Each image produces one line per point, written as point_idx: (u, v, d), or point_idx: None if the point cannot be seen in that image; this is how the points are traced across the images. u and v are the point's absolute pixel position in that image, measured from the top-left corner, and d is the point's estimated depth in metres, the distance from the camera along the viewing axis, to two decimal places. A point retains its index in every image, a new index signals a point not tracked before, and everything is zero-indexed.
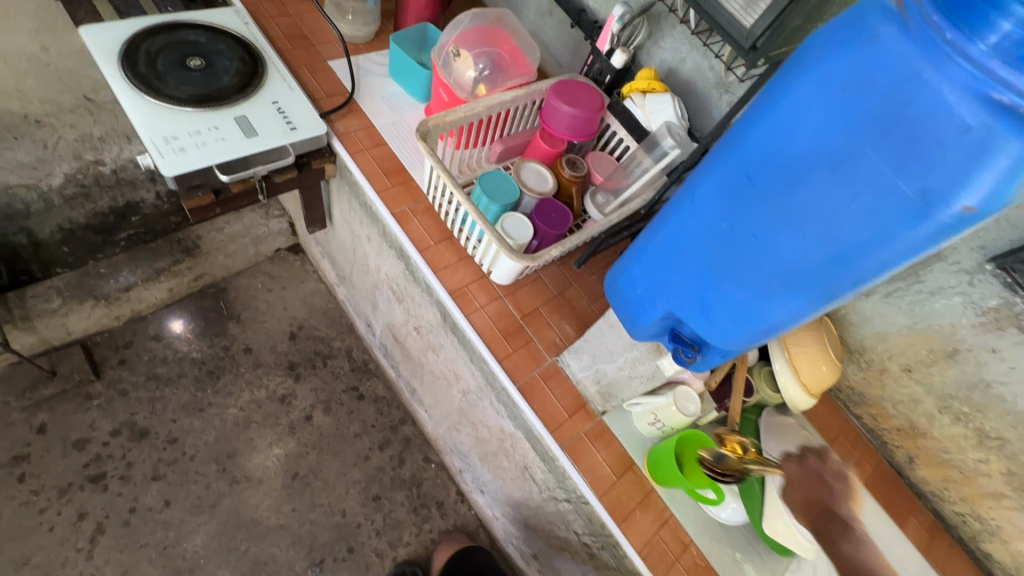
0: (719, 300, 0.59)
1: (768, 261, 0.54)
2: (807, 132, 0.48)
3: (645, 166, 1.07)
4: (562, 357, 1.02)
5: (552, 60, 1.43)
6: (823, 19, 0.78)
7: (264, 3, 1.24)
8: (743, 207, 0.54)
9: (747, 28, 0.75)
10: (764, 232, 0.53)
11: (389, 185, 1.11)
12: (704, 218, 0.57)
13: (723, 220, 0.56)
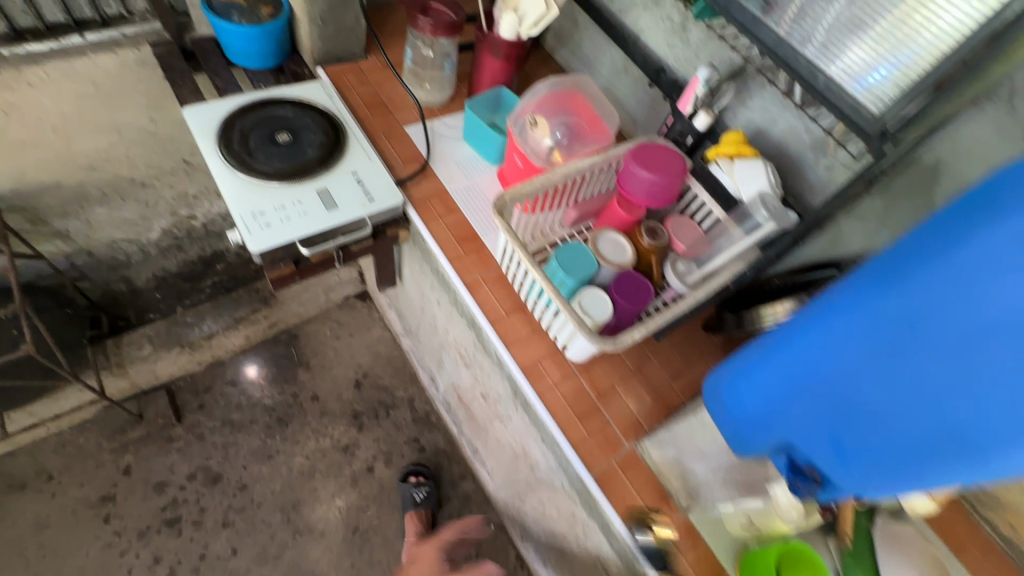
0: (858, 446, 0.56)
1: (925, 420, 0.49)
2: (982, 295, 0.42)
3: (734, 237, 1.00)
4: (642, 444, 0.94)
5: (626, 116, 1.39)
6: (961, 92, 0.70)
7: (347, 73, 1.29)
8: (896, 358, 0.49)
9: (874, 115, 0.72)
10: (926, 388, 0.48)
11: (462, 252, 1.09)
12: (846, 358, 0.54)
13: (871, 365, 0.52)
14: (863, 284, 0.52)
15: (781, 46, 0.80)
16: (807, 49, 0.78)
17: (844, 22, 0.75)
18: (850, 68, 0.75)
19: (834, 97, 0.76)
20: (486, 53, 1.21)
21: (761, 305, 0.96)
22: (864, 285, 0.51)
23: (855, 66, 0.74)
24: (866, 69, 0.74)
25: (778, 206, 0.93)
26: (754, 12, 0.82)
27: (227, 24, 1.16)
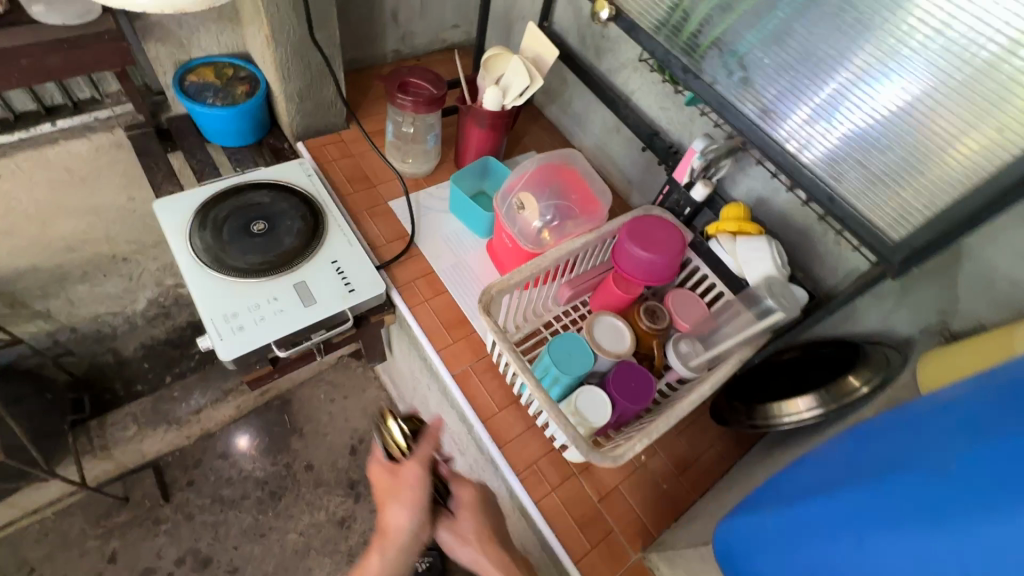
0: None
1: None
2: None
3: (741, 321, 0.92)
4: (650, 557, 0.86)
5: (620, 174, 1.33)
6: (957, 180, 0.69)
7: (329, 146, 1.24)
8: None
9: (893, 242, 0.74)
10: None
11: (451, 340, 1.03)
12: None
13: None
14: (916, 499, 0.43)
15: (790, 163, 0.80)
16: (812, 163, 0.79)
17: (846, 135, 0.75)
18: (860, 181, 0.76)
19: (850, 218, 0.76)
20: (470, 124, 1.16)
21: (775, 400, 0.88)
22: (913, 498, 0.43)
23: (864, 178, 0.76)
24: (875, 189, 0.75)
25: (788, 292, 0.88)
26: (757, 125, 0.82)
27: (202, 106, 1.12)
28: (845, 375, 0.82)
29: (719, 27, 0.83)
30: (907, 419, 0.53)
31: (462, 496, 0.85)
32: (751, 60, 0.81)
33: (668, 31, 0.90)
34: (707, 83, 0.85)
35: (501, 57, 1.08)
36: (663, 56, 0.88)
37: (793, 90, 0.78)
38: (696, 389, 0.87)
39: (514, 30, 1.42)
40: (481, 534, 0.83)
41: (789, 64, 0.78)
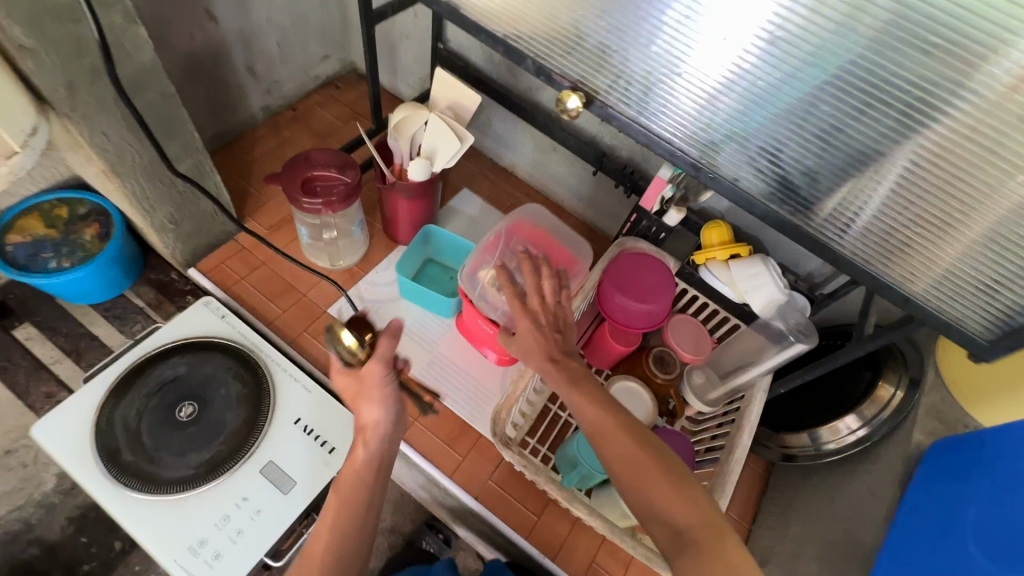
0: None
1: None
2: None
3: (760, 351, 0.88)
4: None
5: (566, 192, 1.20)
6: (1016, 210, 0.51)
7: (230, 260, 1.00)
8: None
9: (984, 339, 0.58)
10: None
11: (461, 456, 0.91)
12: None
13: None
14: None
15: (855, 268, 0.61)
16: (864, 250, 0.61)
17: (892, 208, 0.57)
18: (928, 261, 0.58)
19: (933, 319, 0.60)
20: (394, 198, 0.97)
21: (808, 423, 0.87)
22: None
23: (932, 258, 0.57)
24: (942, 273, 0.58)
25: (803, 321, 0.83)
26: (803, 228, 0.63)
27: (53, 275, 0.86)
28: (874, 386, 0.81)
29: (717, 104, 0.60)
30: (1003, 514, 0.53)
31: (522, 331, 0.69)
32: (757, 143, 0.60)
33: (651, 111, 0.65)
34: (722, 176, 0.63)
35: (415, 116, 0.89)
36: (658, 149, 0.65)
37: (836, 179, 0.58)
38: (738, 445, 0.84)
39: (400, 53, 1.19)
40: (537, 356, 0.68)
41: (817, 149, 0.57)
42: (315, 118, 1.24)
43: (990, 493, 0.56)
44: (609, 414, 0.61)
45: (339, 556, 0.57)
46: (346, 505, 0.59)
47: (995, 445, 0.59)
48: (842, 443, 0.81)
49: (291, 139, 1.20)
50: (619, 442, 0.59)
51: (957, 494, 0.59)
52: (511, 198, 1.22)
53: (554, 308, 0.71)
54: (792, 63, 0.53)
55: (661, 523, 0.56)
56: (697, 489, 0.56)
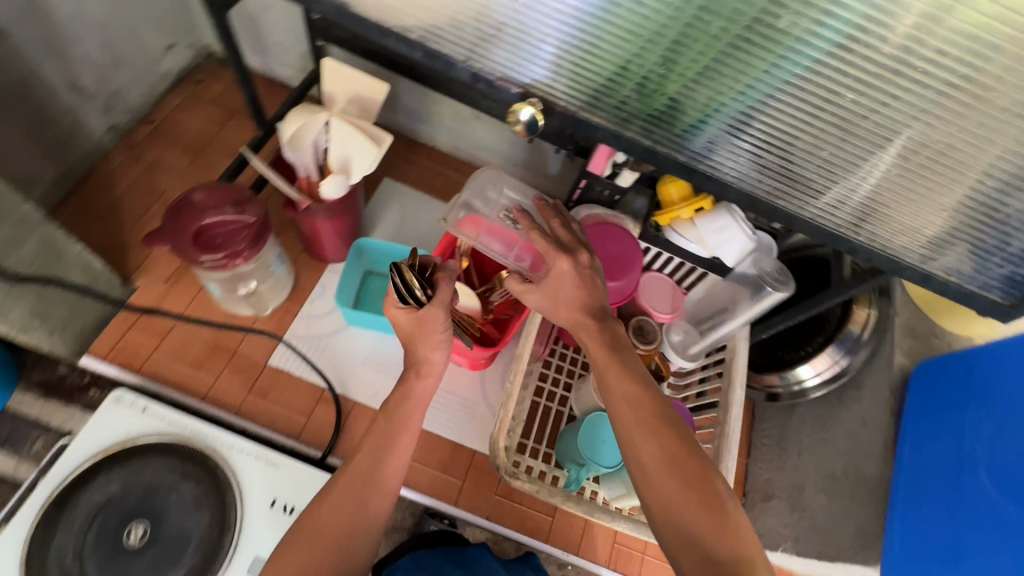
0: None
1: None
2: None
3: (740, 303, 0.85)
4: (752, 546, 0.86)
5: (500, 161, 1.08)
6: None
7: (132, 332, 0.83)
8: None
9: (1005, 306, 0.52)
10: None
11: (460, 479, 0.86)
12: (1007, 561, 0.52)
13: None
14: None
15: (873, 253, 0.50)
16: (885, 229, 0.50)
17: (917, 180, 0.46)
18: (954, 233, 0.48)
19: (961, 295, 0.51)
20: (312, 221, 0.82)
21: (794, 363, 0.84)
22: None
23: (963, 230, 0.48)
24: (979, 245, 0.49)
25: (775, 267, 0.80)
26: (815, 219, 0.50)
27: None
28: (849, 307, 0.79)
29: (706, 94, 0.45)
30: (1018, 444, 0.55)
31: (560, 273, 0.64)
32: (747, 124, 0.45)
33: (624, 113, 0.48)
34: (718, 176, 0.49)
35: (313, 123, 0.73)
36: (642, 157, 0.49)
37: (856, 161, 0.46)
38: (733, 402, 0.81)
39: (264, 30, 0.96)
40: (576, 308, 0.63)
41: (833, 134, 0.44)
42: (181, 129, 1.01)
43: (998, 424, 0.58)
44: (648, 396, 0.57)
45: (367, 496, 0.58)
46: (388, 447, 0.61)
47: (986, 371, 0.62)
48: (825, 377, 0.80)
49: (159, 161, 0.97)
50: (660, 438, 0.54)
51: (962, 425, 0.61)
52: (441, 178, 1.08)
53: (588, 250, 0.66)
54: (768, 30, 0.40)
55: (693, 550, 0.49)
56: (736, 517, 0.50)
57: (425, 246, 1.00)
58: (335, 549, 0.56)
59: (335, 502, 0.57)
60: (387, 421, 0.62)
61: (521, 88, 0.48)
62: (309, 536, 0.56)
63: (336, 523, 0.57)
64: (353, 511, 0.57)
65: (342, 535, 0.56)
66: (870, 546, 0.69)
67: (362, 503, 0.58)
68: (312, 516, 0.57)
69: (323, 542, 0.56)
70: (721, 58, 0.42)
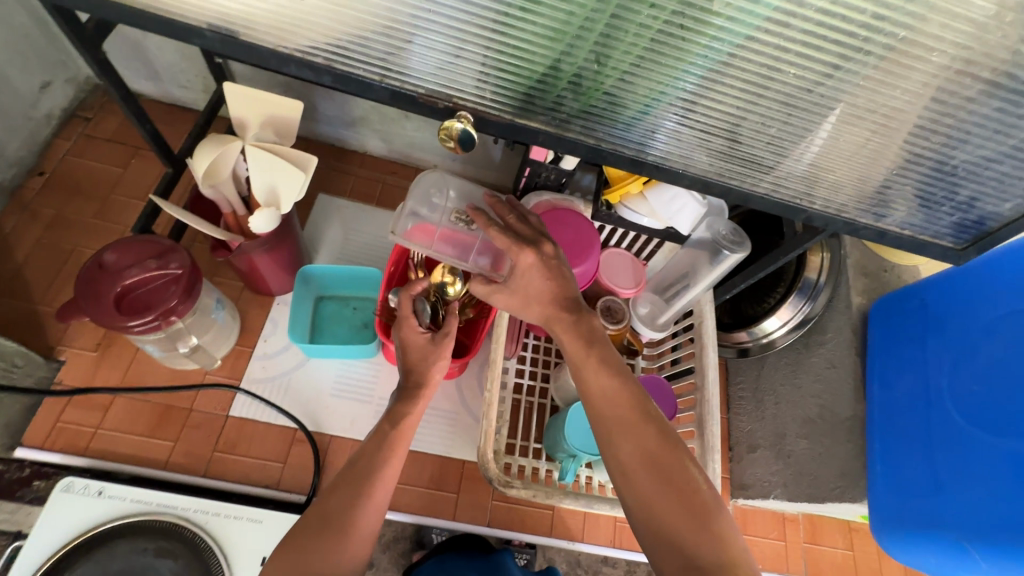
0: (935, 527, 0.59)
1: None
2: None
3: (701, 267, 0.84)
4: (742, 497, 0.89)
5: (437, 159, 1.03)
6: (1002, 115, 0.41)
7: (71, 411, 0.76)
8: None
9: (952, 247, 0.53)
10: None
11: (454, 492, 0.84)
12: (982, 476, 0.56)
13: (1007, 488, 0.54)
14: None
15: (828, 218, 0.50)
16: (835, 193, 0.50)
17: (861, 142, 0.45)
18: (899, 186, 0.48)
19: (910, 244, 0.52)
20: (248, 258, 0.76)
21: (760, 317, 0.85)
22: None
23: (904, 184, 0.48)
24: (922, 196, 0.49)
25: (730, 227, 0.79)
26: (769, 192, 0.49)
27: None
28: (802, 255, 0.80)
29: (642, 84, 0.43)
30: (979, 374, 0.59)
31: (525, 267, 0.60)
32: (688, 112, 0.44)
33: (563, 115, 0.46)
34: (667, 163, 0.48)
35: (229, 153, 0.66)
36: (588, 155, 0.47)
37: (802, 131, 0.45)
38: (707, 364, 0.81)
39: (151, 53, 0.86)
40: (547, 301, 0.60)
41: (775, 108, 0.43)
42: (80, 177, 0.90)
43: (956, 355, 0.61)
44: (626, 390, 0.55)
45: (361, 501, 0.53)
46: (389, 453, 0.58)
47: (938, 305, 0.64)
48: (790, 325, 0.81)
49: (62, 217, 0.87)
50: (639, 434, 0.52)
51: (924, 359, 0.64)
52: (378, 184, 1.02)
53: (551, 239, 0.63)
54: (699, 15, 0.38)
55: (674, 552, 0.47)
56: (719, 516, 0.48)
57: (375, 259, 0.95)
58: (316, 562, 0.50)
59: (320, 513, 0.52)
60: (380, 432, 0.59)
61: (449, 102, 0.45)
62: (289, 550, 0.50)
63: (321, 534, 0.51)
64: (340, 519, 0.52)
65: (324, 547, 0.50)
66: (854, 483, 0.72)
67: (352, 510, 0.53)
68: (294, 532, 0.52)
69: (302, 555, 0.50)
70: (653, 46, 0.40)
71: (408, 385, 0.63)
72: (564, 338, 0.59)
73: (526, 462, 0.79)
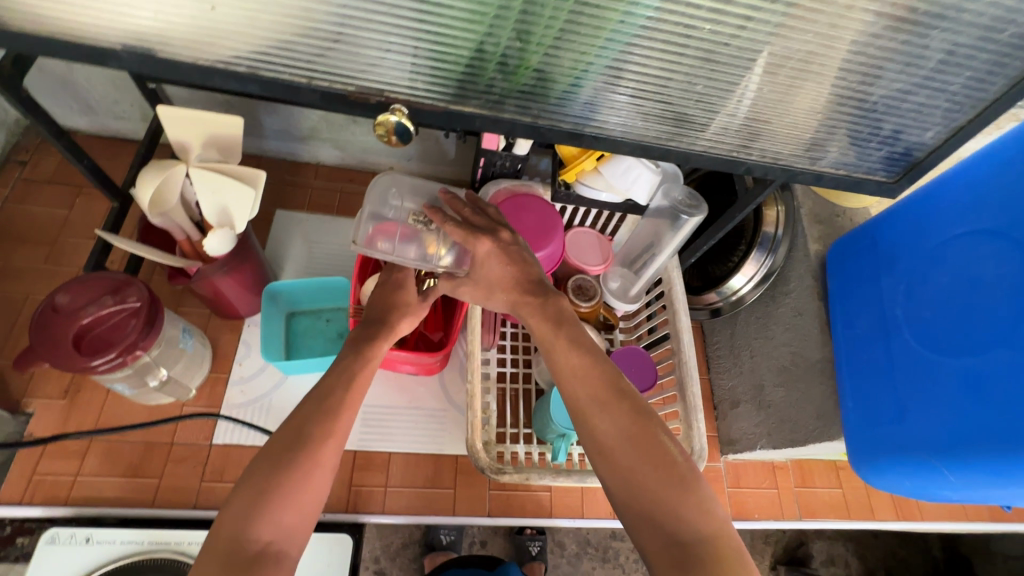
0: (903, 452, 0.62)
1: (981, 468, 0.55)
2: None
3: (665, 236, 0.85)
4: (731, 452, 0.92)
5: (393, 161, 1.02)
6: (912, 50, 0.43)
7: (46, 461, 0.74)
8: (987, 409, 0.55)
9: (888, 182, 0.55)
10: (1002, 449, 0.53)
11: (451, 487, 0.85)
12: (937, 395, 0.59)
13: (962, 403, 0.57)
14: (988, 333, 0.55)
15: (766, 166, 0.52)
16: (772, 143, 0.51)
17: (788, 88, 0.47)
18: (830, 130, 0.50)
19: (849, 183, 0.54)
20: (210, 283, 0.74)
21: (726, 276, 0.86)
22: (988, 334, 0.55)
23: (834, 126, 0.50)
24: (855, 138, 0.51)
25: (685, 192, 0.80)
26: (708, 149, 0.51)
27: None
28: (758, 210, 0.83)
29: (569, 57, 0.43)
30: (929, 299, 0.61)
31: (484, 256, 0.61)
32: (617, 81, 0.45)
33: (496, 96, 0.46)
34: (607, 133, 0.49)
35: (173, 178, 0.64)
36: (527, 134, 0.48)
37: (727, 85, 0.46)
38: (680, 327, 0.82)
39: (81, 86, 0.83)
40: (509, 287, 0.61)
41: (697, 66, 0.44)
42: (25, 222, 0.87)
43: (908, 284, 0.64)
44: (597, 369, 0.55)
45: (325, 436, 0.51)
46: (352, 390, 0.56)
47: (887, 240, 0.67)
48: (756, 280, 0.83)
49: (11, 267, 0.84)
50: (612, 412, 0.53)
51: (879, 293, 0.67)
52: (337, 193, 1.01)
53: (509, 226, 0.63)
54: None
55: (652, 526, 0.48)
56: (695, 487, 0.49)
57: (343, 269, 0.94)
58: (277, 499, 0.47)
59: (282, 447, 0.50)
60: (344, 368, 0.58)
61: (381, 97, 0.45)
62: (250, 486, 0.47)
63: (283, 468, 0.48)
64: (301, 450, 0.49)
65: (288, 483, 0.47)
66: (831, 421, 0.75)
67: (313, 446, 0.50)
68: (253, 472, 0.48)
69: (265, 491, 0.47)
70: (572, 18, 0.41)
71: (372, 325, 0.65)
72: (531, 320, 0.60)
73: (519, 447, 0.79)
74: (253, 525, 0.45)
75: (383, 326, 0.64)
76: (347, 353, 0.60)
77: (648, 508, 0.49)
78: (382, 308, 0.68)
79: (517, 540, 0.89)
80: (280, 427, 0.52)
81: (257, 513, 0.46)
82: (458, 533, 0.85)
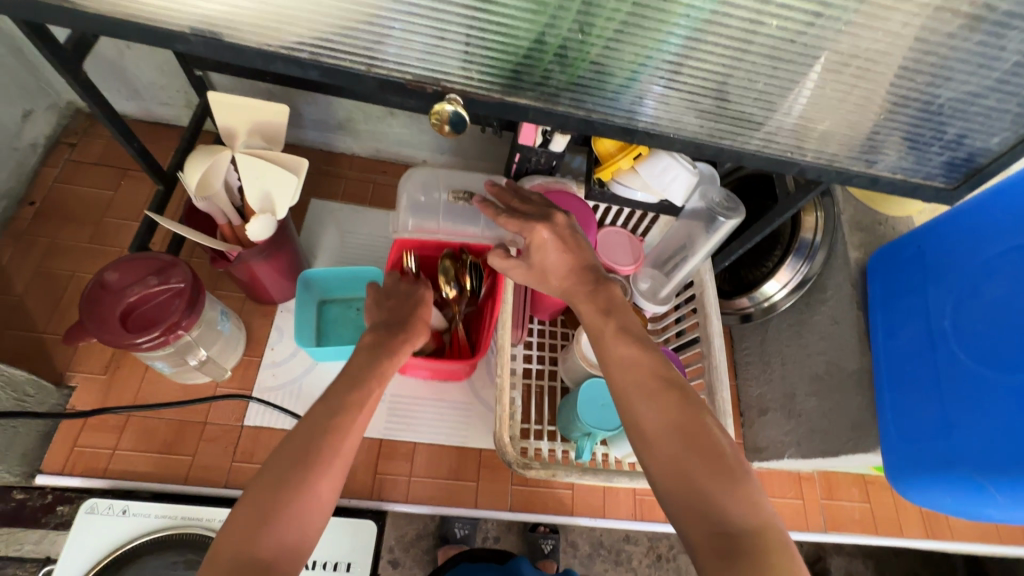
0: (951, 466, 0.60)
1: None
2: None
3: (699, 238, 0.84)
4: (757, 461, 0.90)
5: (426, 154, 1.02)
6: (980, 53, 0.42)
7: (85, 434, 0.77)
8: None
9: (943, 189, 0.54)
10: None
11: (474, 480, 0.85)
12: (988, 408, 0.57)
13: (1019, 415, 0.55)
14: None
15: (820, 168, 0.50)
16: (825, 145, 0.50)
17: (849, 87, 0.45)
18: (886, 132, 0.49)
19: (903, 189, 0.52)
20: (247, 267, 0.76)
21: (759, 281, 0.85)
22: None
23: (891, 128, 0.49)
24: (912, 143, 0.50)
25: (722, 194, 0.78)
26: (762, 149, 0.50)
27: None
28: (797, 216, 0.81)
29: (630, 50, 0.43)
30: (981, 311, 0.60)
31: (541, 242, 0.64)
32: (677, 75, 0.45)
33: (551, 88, 0.46)
34: (661, 129, 0.48)
35: (219, 164, 0.66)
36: (580, 128, 0.47)
37: (788, 83, 0.46)
38: (711, 332, 0.81)
39: (129, 71, 0.86)
40: (565, 274, 0.63)
41: (760, 62, 0.44)
42: (71, 202, 0.90)
43: (957, 296, 0.62)
44: (648, 358, 0.55)
45: (334, 454, 0.49)
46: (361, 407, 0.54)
47: (935, 251, 0.66)
48: (791, 287, 0.82)
49: (57, 246, 0.87)
50: (660, 401, 0.52)
51: (925, 304, 0.65)
52: (370, 185, 1.02)
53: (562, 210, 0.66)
54: None
55: (699, 515, 0.47)
56: (744, 480, 0.48)
57: (374, 259, 0.95)
58: (286, 511, 0.45)
59: (291, 455, 0.48)
60: (357, 374, 0.57)
61: (437, 86, 0.45)
62: (259, 493, 0.46)
63: (291, 479, 0.47)
64: (303, 473, 0.47)
65: (294, 496, 0.46)
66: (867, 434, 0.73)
67: (322, 459, 0.48)
68: (259, 481, 0.47)
69: (266, 513, 0.45)
70: (636, 11, 0.41)
71: (391, 332, 0.63)
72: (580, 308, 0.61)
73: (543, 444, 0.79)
74: (260, 538, 0.44)
75: (401, 336, 0.63)
76: (362, 358, 0.59)
77: (695, 499, 0.47)
78: (396, 320, 0.65)
79: (529, 537, 0.86)
80: (269, 459, 0.49)
81: (249, 549, 0.43)
82: (473, 526, 0.84)
